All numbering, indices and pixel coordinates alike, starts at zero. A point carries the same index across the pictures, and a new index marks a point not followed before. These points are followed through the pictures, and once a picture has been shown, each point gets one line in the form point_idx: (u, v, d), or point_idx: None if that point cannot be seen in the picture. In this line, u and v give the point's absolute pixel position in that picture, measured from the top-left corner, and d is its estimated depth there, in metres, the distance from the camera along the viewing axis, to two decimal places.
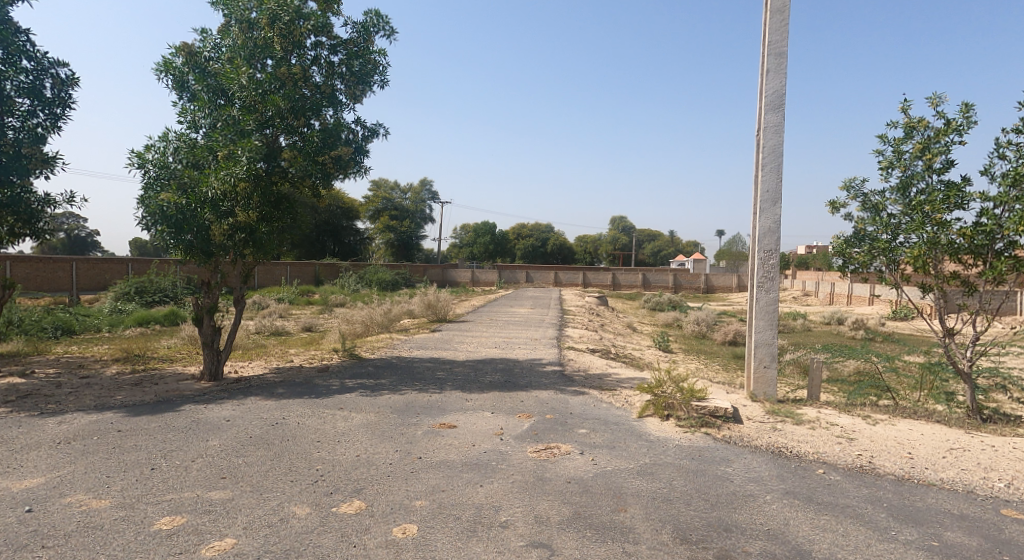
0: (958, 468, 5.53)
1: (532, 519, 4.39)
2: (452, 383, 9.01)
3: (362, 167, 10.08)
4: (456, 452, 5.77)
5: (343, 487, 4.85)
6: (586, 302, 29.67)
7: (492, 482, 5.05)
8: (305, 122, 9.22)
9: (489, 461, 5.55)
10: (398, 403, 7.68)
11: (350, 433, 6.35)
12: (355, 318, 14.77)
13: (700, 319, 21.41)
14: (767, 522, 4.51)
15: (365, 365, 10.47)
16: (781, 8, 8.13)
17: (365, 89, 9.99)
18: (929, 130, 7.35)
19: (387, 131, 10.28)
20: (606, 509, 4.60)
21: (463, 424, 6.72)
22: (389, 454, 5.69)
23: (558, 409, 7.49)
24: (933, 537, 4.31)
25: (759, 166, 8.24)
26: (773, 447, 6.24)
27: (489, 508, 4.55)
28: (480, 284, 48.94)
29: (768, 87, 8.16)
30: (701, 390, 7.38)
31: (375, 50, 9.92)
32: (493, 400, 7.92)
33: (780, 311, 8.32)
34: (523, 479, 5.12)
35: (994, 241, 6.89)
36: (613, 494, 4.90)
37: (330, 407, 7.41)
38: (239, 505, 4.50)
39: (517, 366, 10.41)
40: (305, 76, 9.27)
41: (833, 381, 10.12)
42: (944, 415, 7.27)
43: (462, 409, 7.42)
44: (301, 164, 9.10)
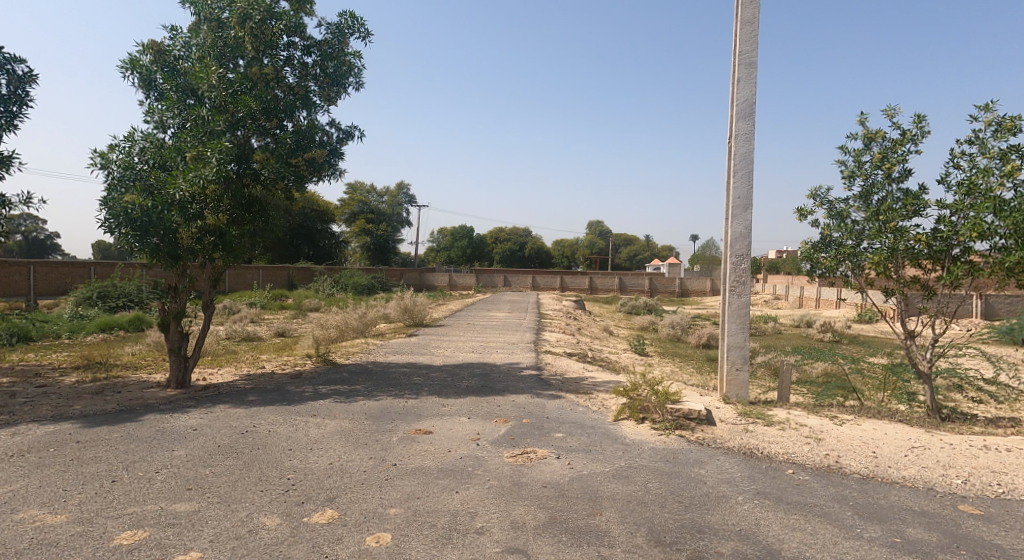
0: (919, 466, 5.73)
1: (508, 524, 4.43)
2: (428, 388, 9.00)
3: (337, 170, 10.16)
4: (431, 458, 5.79)
5: (315, 496, 4.85)
6: (563, 307, 30.01)
7: (467, 488, 5.07)
8: (278, 124, 9.21)
9: (465, 467, 5.58)
10: (373, 410, 7.65)
11: (323, 440, 6.34)
12: (329, 323, 14.47)
13: (675, 322, 21.81)
14: (739, 522, 4.63)
15: (340, 370, 10.39)
16: (750, 20, 8.38)
17: (339, 91, 10.00)
18: (887, 140, 7.62)
19: (362, 134, 10.32)
20: (582, 513, 4.67)
21: (439, 430, 6.73)
22: (363, 461, 5.69)
23: (535, 414, 7.54)
24: (896, 534, 4.47)
25: (731, 172, 8.45)
26: (745, 448, 6.40)
27: (464, 514, 4.58)
28: (457, 289, 48.51)
29: (738, 96, 8.37)
30: (676, 392, 7.53)
31: (349, 52, 9.90)
32: (470, 405, 7.94)
33: (752, 315, 8.53)
34: (500, 485, 5.16)
35: (951, 248, 7.12)
36: (590, 498, 4.97)
37: (302, 414, 7.37)
38: (205, 517, 4.47)
39: (495, 371, 10.43)
40: (278, 77, 9.24)
41: (802, 383, 10.33)
42: (905, 415, 7.46)
43: (438, 414, 7.43)
44: (273, 166, 8.99)
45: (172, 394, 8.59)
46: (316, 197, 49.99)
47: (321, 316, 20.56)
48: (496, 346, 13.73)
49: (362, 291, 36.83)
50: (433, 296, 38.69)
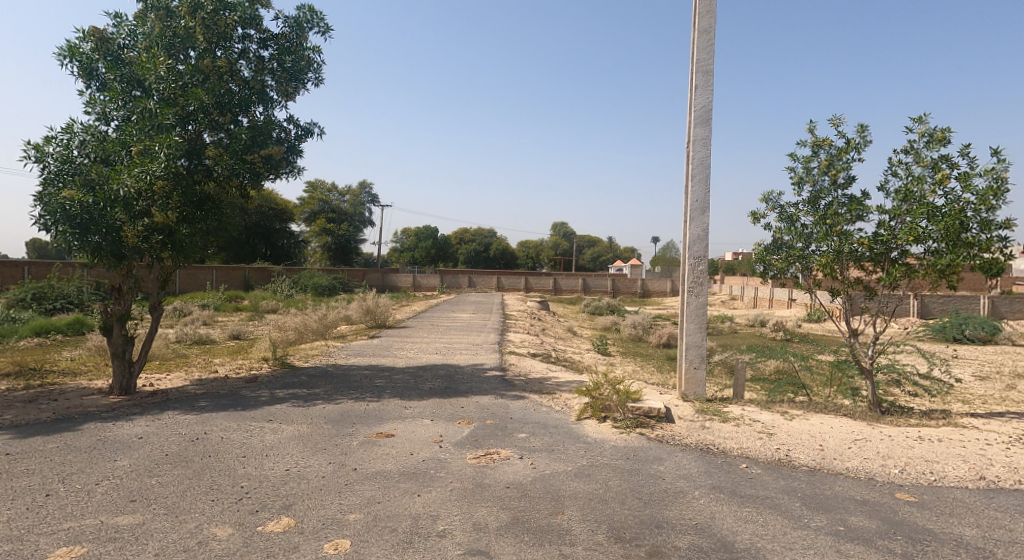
0: (861, 457, 6.05)
1: (470, 526, 4.54)
2: (391, 391, 9.02)
3: (295, 167, 10.04)
4: (393, 462, 5.85)
5: (270, 504, 4.86)
6: (527, 308, 30.20)
7: (429, 491, 5.16)
8: (232, 119, 9.13)
9: (427, 469, 5.66)
10: (333, 413, 7.64)
11: (279, 446, 6.33)
12: (288, 324, 14.28)
13: (637, 323, 22.23)
14: (695, 516, 4.83)
15: (298, 374, 10.31)
16: (708, 29, 8.66)
17: (298, 87, 9.91)
18: (833, 148, 8.00)
19: (322, 131, 10.23)
20: (544, 512, 4.80)
21: (401, 433, 6.79)
22: (322, 467, 5.72)
23: (498, 415, 7.66)
24: (840, 522, 4.73)
25: (689, 176, 8.73)
26: (701, 444, 6.64)
27: (426, 517, 4.67)
28: (423, 289, 48.55)
29: (696, 103, 8.66)
30: (636, 391, 7.75)
31: (308, 46, 9.85)
32: (433, 407, 8.01)
33: (709, 315, 8.83)
34: (462, 487, 5.26)
35: (890, 250, 7.51)
36: (552, 497, 5.11)
37: (258, 420, 7.32)
38: (150, 530, 4.43)
39: (458, 372, 10.51)
40: (232, 70, 9.18)
41: (756, 380, 10.73)
42: (849, 409, 7.85)
43: (400, 417, 7.48)
44: (227, 163, 8.94)
45: (114, 400, 8.41)
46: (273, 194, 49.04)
47: (278, 318, 20.20)
48: (460, 347, 13.82)
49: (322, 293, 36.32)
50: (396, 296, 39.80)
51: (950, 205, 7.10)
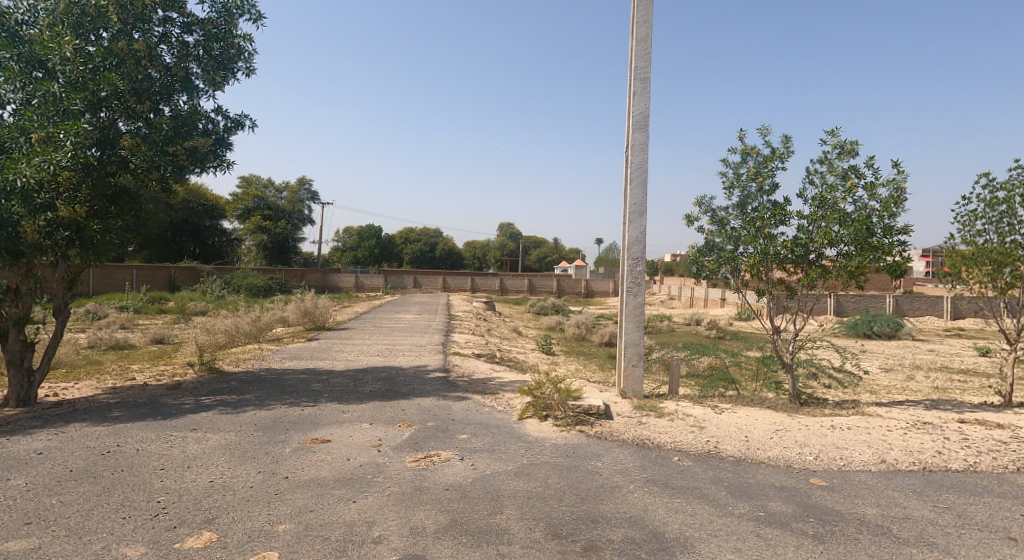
0: (781, 446, 6.45)
1: (407, 531, 4.60)
2: (328, 394, 8.94)
3: (223, 160, 9.83)
4: (328, 468, 5.85)
5: (190, 520, 4.77)
6: (473, 308, 30.27)
7: (366, 497, 5.19)
8: (152, 107, 8.86)
9: (364, 475, 5.69)
10: (264, 420, 7.53)
11: (202, 456, 6.21)
12: (216, 327, 13.86)
13: (580, 322, 22.63)
14: (629, 509, 5.06)
15: (226, 379, 10.05)
16: (645, 37, 8.98)
17: (227, 76, 9.68)
18: (760, 156, 8.45)
19: (254, 124, 9.93)
20: (482, 513, 4.91)
21: (337, 438, 6.77)
22: (249, 477, 5.66)
23: (439, 416, 7.73)
24: (761, 508, 5.04)
25: (628, 180, 9.02)
26: (637, 439, 6.91)
27: (361, 524, 4.71)
28: (366, 289, 47.90)
29: (634, 109, 8.96)
30: (576, 389, 7.96)
31: (238, 33, 9.63)
32: (372, 410, 8.01)
33: (646, 314, 9.16)
34: (400, 491, 5.32)
35: (809, 253, 8.03)
36: (491, 498, 5.23)
37: (180, 429, 7.14)
38: (49, 554, 4.27)
39: (400, 374, 10.50)
40: (151, 55, 8.91)
41: (691, 376, 11.18)
42: (772, 401, 8.33)
43: (336, 422, 7.44)
44: (146, 154, 8.54)
45: (11, 412, 8.01)
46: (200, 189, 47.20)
47: (206, 321, 19.53)
48: (402, 348, 13.79)
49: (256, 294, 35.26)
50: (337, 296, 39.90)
51: (860, 212, 7.65)
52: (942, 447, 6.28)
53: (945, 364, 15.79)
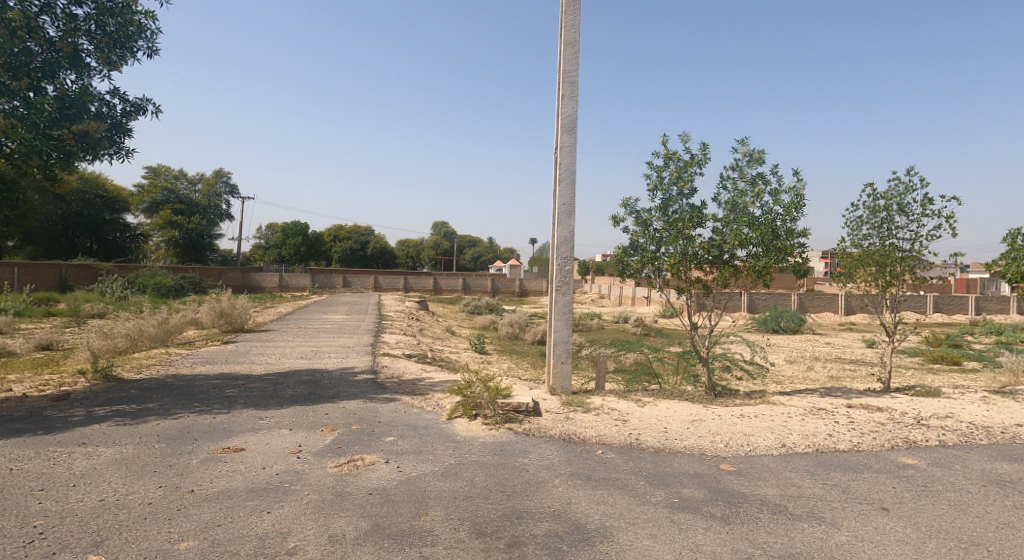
0: (696, 436, 6.83)
1: (326, 539, 4.57)
2: (243, 401, 8.67)
3: (118, 146, 9.25)
4: (240, 479, 5.71)
5: (76, 543, 4.50)
6: (405, 307, 29.96)
7: (281, 506, 5.13)
8: (32, 85, 8.14)
9: (279, 484, 5.60)
10: (168, 432, 7.20)
11: (92, 474, 5.85)
12: (115, 331, 13.03)
13: (514, 321, 22.86)
14: (552, 504, 5.25)
15: (126, 389, 9.52)
16: (572, 42, 9.25)
17: (124, 55, 9.18)
18: (681, 161, 8.88)
19: (157, 110, 9.56)
20: (407, 516, 4.94)
21: (251, 447, 6.62)
22: (149, 492, 5.41)
23: (365, 419, 7.69)
24: (675, 495, 5.35)
25: (557, 180, 9.27)
26: (565, 435, 7.13)
27: (275, 536, 4.63)
28: (288, 289, 46.23)
29: (562, 111, 9.22)
30: (505, 387, 8.11)
31: (137, 10, 9.09)
32: (292, 415, 7.86)
33: (574, 313, 9.44)
34: (318, 499, 5.27)
35: (723, 253, 8.52)
36: (416, 499, 5.26)
37: (67, 445, 6.70)
38: None
39: (325, 377, 10.33)
40: (32, 26, 8.13)
41: (618, 371, 11.59)
42: (690, 394, 8.78)
43: (251, 430, 7.27)
44: (26, 139, 7.91)
45: None
46: (99, 180, 44.49)
47: (106, 325, 18.31)
48: (328, 350, 13.56)
49: (166, 294, 33.53)
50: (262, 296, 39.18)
51: (767, 216, 8.20)
52: (831, 430, 6.89)
53: (840, 355, 17.10)
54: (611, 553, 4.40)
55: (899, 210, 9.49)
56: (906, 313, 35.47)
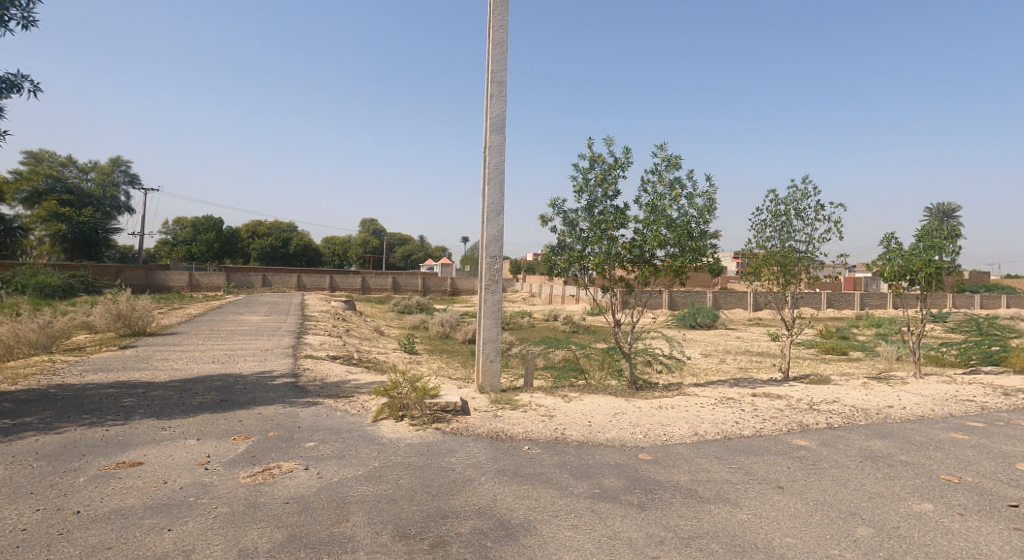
0: (618, 428, 7.07)
1: (237, 552, 4.37)
2: (142, 410, 8.13)
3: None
4: (137, 496, 5.25)
5: None
6: (331, 307, 29.20)
7: (184, 523, 4.77)
8: None
9: (184, 498, 5.21)
10: (51, 447, 6.56)
11: None
12: None
13: (445, 321, 22.82)
14: (478, 501, 5.31)
15: (2, 400, 8.64)
16: (500, 42, 9.36)
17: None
18: (605, 164, 9.16)
19: (36, 86, 8.72)
20: (327, 523, 4.82)
21: (152, 460, 6.13)
22: (27, 516, 4.88)
23: (283, 425, 7.47)
24: (596, 486, 5.53)
25: (485, 180, 9.34)
26: (492, 432, 7.22)
27: (178, 554, 4.34)
28: (200, 289, 44.29)
29: (491, 111, 9.30)
30: (433, 387, 8.11)
31: None
32: (202, 423, 7.47)
33: (502, 311, 9.56)
34: (229, 511, 4.97)
35: (644, 253, 8.87)
36: (337, 505, 5.16)
37: None
38: None
39: (239, 382, 9.92)
40: None
41: (546, 369, 11.81)
42: (613, 388, 9.08)
43: (150, 441, 6.75)
44: None
45: None
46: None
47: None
48: (242, 354, 13.05)
49: (49, 294, 31.27)
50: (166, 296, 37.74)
51: (684, 218, 8.61)
52: (738, 418, 7.34)
53: (749, 349, 18.18)
54: (534, 546, 4.50)
55: (796, 215, 10.21)
56: (806, 309, 38.04)
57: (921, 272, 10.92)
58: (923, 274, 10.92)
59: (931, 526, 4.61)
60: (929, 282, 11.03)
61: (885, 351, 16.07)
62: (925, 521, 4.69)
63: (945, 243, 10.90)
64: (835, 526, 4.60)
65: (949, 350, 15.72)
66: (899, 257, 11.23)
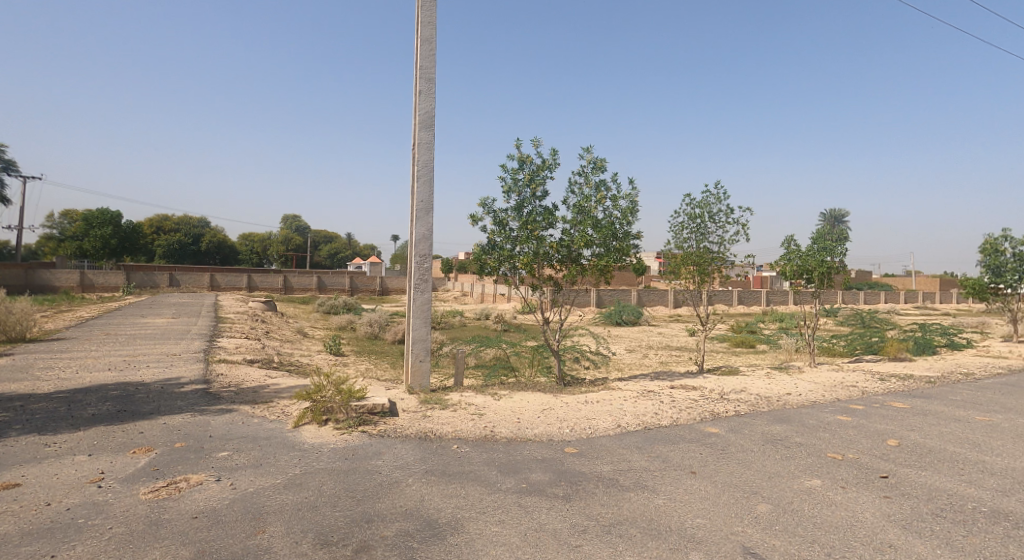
0: (546, 424, 7.12)
1: None
2: (23, 426, 7.43)
3: None
4: (19, 521, 4.81)
5: None
6: (247, 308, 27.95)
7: (72, 548, 4.40)
8: None
9: (73, 520, 4.82)
10: None
11: None
12: None
13: (373, 321, 22.41)
14: (405, 503, 5.20)
15: None
16: (429, 38, 9.23)
17: None
18: (534, 165, 9.20)
19: None
20: (241, 536, 4.60)
21: (33, 481, 5.63)
22: None
23: (191, 435, 7.06)
24: (524, 481, 5.54)
25: (414, 178, 9.17)
26: (420, 433, 7.10)
27: None
28: (94, 289, 40.76)
29: (419, 107, 9.15)
30: (358, 389, 7.90)
31: None
32: (95, 438, 6.93)
33: (432, 310, 9.43)
34: (128, 531, 4.64)
35: (572, 253, 8.97)
36: (252, 517, 4.92)
37: None
38: None
39: (141, 391, 9.29)
40: None
41: (477, 367, 11.77)
42: (542, 385, 9.15)
43: (30, 460, 6.20)
44: None
45: None
46: None
47: None
48: (144, 360, 12.25)
49: None
50: (47, 297, 34.82)
51: (609, 219, 8.77)
52: (658, 409, 7.56)
53: (669, 344, 18.86)
54: (460, 544, 4.44)
55: (709, 217, 10.63)
56: (721, 304, 39.88)
57: (815, 272, 11.66)
58: (818, 273, 11.66)
59: (819, 499, 4.91)
60: (822, 281, 11.80)
61: (786, 342, 17.11)
62: (814, 496, 4.98)
63: (835, 246, 11.68)
64: (738, 505, 4.81)
65: (839, 341, 16.95)
66: (797, 257, 11.89)
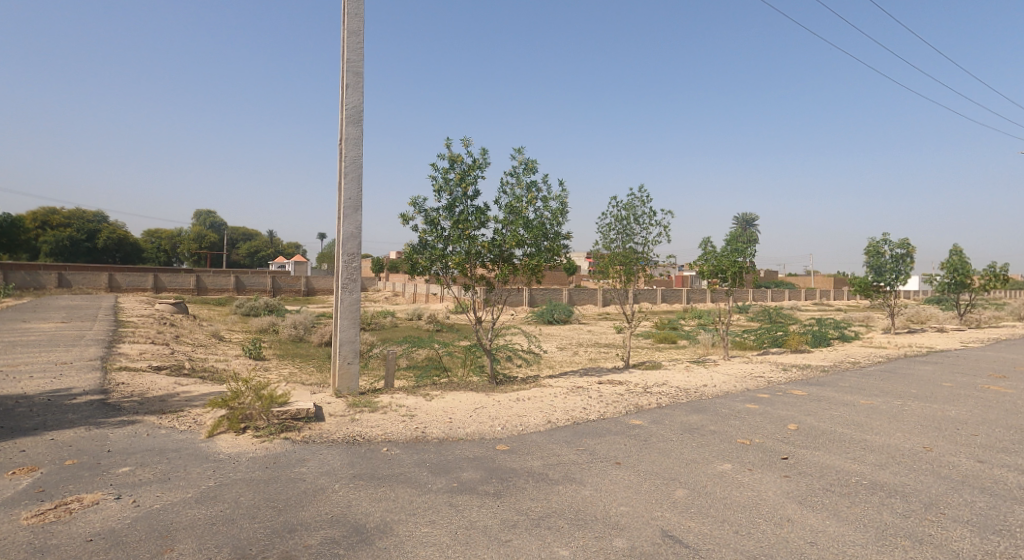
0: (478, 422, 7.01)
1: None
2: None
3: None
4: None
5: None
6: (157, 312, 26.30)
7: None
8: None
9: None
10: None
11: None
12: None
13: (298, 323, 21.64)
14: (331, 510, 4.96)
15: None
16: (356, 30, 8.92)
17: None
18: (465, 164, 9.06)
19: None
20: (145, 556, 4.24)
21: None
22: None
23: (87, 451, 6.49)
24: (455, 481, 5.40)
25: (342, 174, 8.84)
26: (348, 437, 6.83)
27: None
28: None
29: (347, 102, 8.83)
30: (280, 394, 7.53)
31: None
32: None
33: (361, 311, 9.13)
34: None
35: (503, 253, 8.90)
36: (160, 535, 4.56)
37: None
38: None
39: (27, 405, 8.48)
40: None
41: (408, 368, 11.51)
42: (474, 384, 9.04)
43: None
44: None
45: None
46: None
47: None
48: (34, 370, 11.22)
49: None
50: None
51: (540, 219, 8.76)
52: (586, 404, 7.60)
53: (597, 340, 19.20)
54: (390, 547, 4.25)
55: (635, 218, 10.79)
56: (645, 302, 41.10)
57: (730, 271, 12.08)
58: (732, 273, 12.10)
59: (729, 481, 5.04)
60: (735, 280, 12.28)
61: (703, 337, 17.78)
62: (726, 479, 5.10)
63: (746, 247, 12.23)
64: (659, 491, 4.87)
65: (750, 335, 17.77)
66: (712, 258, 12.28)
